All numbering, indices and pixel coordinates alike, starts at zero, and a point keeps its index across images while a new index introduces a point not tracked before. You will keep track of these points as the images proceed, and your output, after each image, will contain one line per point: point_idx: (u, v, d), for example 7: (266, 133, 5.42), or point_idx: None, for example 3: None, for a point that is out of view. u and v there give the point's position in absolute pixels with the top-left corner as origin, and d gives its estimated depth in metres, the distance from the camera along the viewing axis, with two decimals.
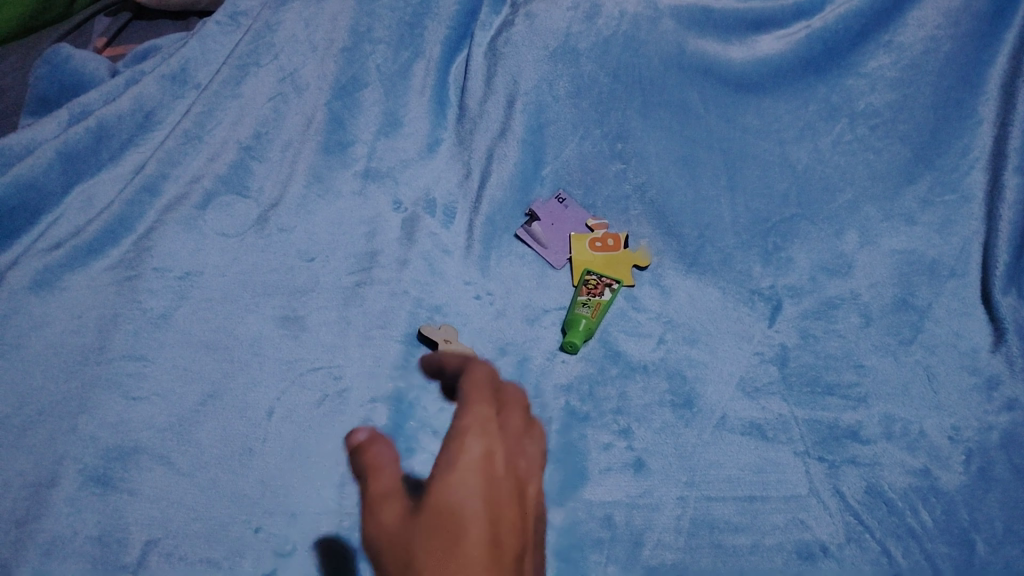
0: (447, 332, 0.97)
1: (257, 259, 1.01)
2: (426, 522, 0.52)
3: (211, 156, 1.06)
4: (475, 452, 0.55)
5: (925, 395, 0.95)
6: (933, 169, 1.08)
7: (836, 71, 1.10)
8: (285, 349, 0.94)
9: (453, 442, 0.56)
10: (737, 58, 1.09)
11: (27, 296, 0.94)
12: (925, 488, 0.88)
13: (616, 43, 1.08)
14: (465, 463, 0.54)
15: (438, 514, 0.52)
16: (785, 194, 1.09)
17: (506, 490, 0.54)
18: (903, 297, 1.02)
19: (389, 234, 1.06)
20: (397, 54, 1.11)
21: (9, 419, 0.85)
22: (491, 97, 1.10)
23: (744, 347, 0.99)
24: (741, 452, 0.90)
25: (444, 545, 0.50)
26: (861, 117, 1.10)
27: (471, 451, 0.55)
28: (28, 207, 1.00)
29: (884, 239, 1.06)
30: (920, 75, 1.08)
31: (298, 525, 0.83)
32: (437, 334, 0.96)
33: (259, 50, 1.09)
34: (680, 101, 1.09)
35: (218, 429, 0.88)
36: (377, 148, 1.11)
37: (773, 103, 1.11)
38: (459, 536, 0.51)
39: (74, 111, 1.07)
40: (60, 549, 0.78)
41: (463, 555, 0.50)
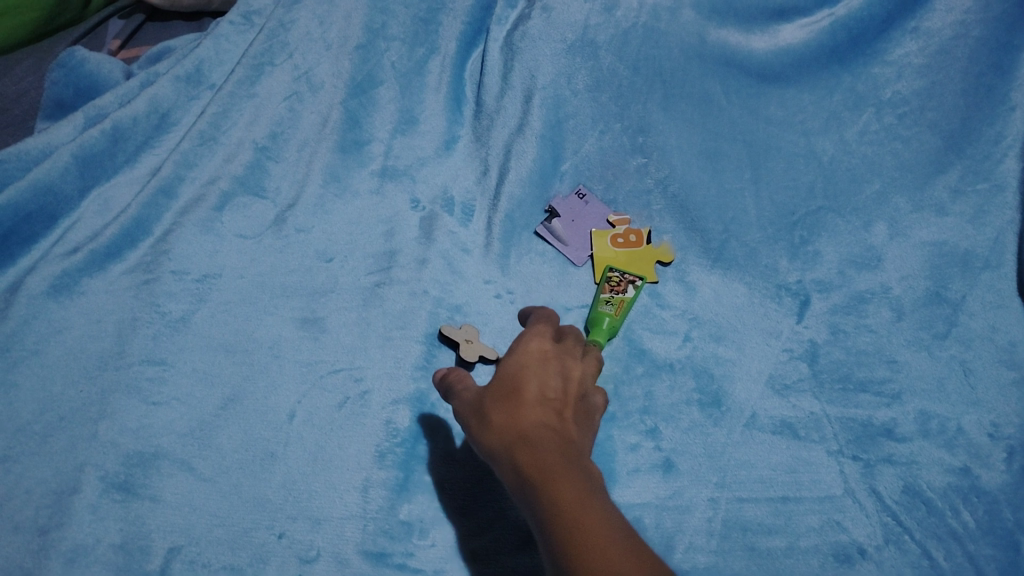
0: (468, 332, 0.94)
1: (274, 260, 1.00)
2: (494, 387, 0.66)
3: (227, 157, 1.05)
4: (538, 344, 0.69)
5: (961, 391, 0.92)
6: (964, 158, 1.05)
7: (861, 59, 1.08)
8: (305, 351, 0.93)
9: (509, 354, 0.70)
10: (759, 48, 1.09)
11: (46, 301, 0.93)
12: (966, 487, 0.86)
13: (636, 34, 1.08)
14: (529, 350, 0.69)
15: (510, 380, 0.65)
16: (811, 186, 1.06)
17: (563, 369, 0.67)
18: (935, 290, 0.99)
19: (407, 233, 1.04)
20: (412, 50, 1.10)
21: (30, 426, 0.84)
22: (509, 93, 1.09)
23: (772, 344, 0.96)
24: (773, 452, 0.89)
25: (510, 400, 0.63)
26: (887, 106, 1.07)
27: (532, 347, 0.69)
28: (46, 211, 0.99)
29: (915, 231, 1.03)
30: (949, 62, 1.06)
31: (323, 531, 0.82)
32: (458, 334, 0.94)
33: (273, 49, 1.09)
34: (702, 94, 1.08)
35: (238, 434, 0.87)
36: (394, 146, 1.09)
37: (797, 93, 1.09)
38: (525, 394, 0.63)
39: (90, 114, 1.06)
40: (84, 557, 0.77)
41: (529, 404, 0.63)
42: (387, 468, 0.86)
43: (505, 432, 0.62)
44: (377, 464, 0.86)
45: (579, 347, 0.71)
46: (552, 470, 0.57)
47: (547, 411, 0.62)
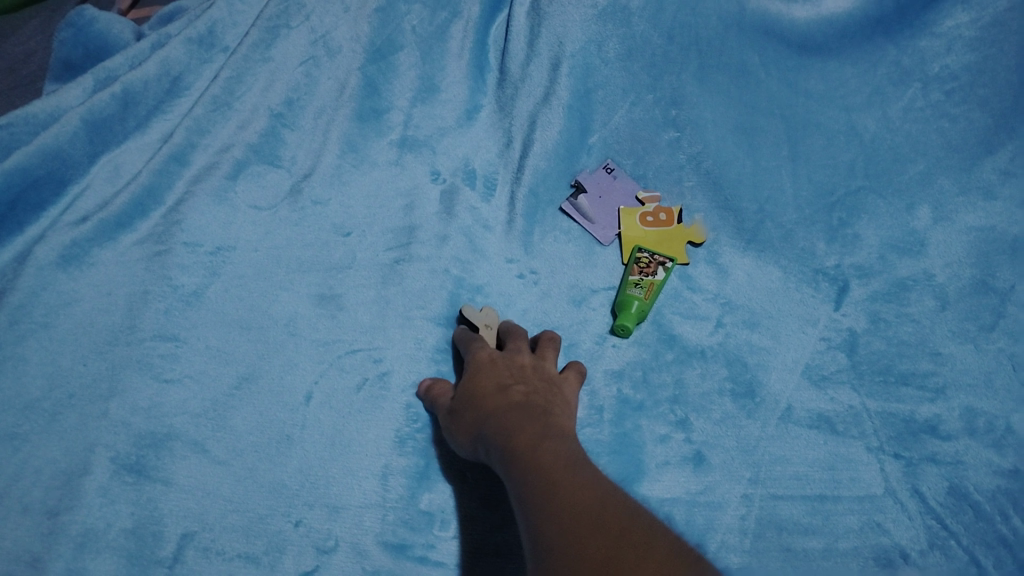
0: (488, 316, 0.90)
1: (290, 233, 0.96)
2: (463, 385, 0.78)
3: (241, 123, 1.00)
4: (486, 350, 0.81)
5: (1010, 387, 0.88)
6: (1016, 138, 1.00)
7: (908, 31, 1.02)
8: (322, 330, 0.90)
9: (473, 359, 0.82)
10: (800, 17, 1.02)
11: (55, 272, 0.89)
12: (1017, 491, 0.82)
13: (671, 0, 1.02)
14: (478, 360, 0.80)
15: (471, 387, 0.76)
16: (852, 165, 1.01)
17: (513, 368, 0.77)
18: (983, 279, 0.94)
19: (428, 207, 1.00)
20: (434, 14, 1.06)
21: (39, 403, 0.82)
22: (535, 60, 1.04)
23: (808, 331, 0.92)
24: (809, 447, 0.85)
25: (473, 391, 0.75)
26: (935, 81, 1.02)
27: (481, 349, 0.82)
28: (53, 177, 0.95)
29: (961, 215, 0.98)
30: (1004, 35, 1.00)
31: (341, 520, 0.79)
32: (477, 317, 0.89)
33: (289, 11, 1.04)
34: (740, 65, 1.02)
35: (254, 415, 0.84)
36: (414, 115, 1.04)
37: (839, 66, 1.03)
38: (480, 388, 0.75)
39: (99, 75, 1.01)
40: (94, 542, 0.75)
41: (490, 398, 0.73)
42: (407, 454, 0.83)
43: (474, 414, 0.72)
44: (396, 450, 0.83)
45: (526, 349, 0.82)
46: (506, 423, 0.67)
47: (504, 397, 0.72)
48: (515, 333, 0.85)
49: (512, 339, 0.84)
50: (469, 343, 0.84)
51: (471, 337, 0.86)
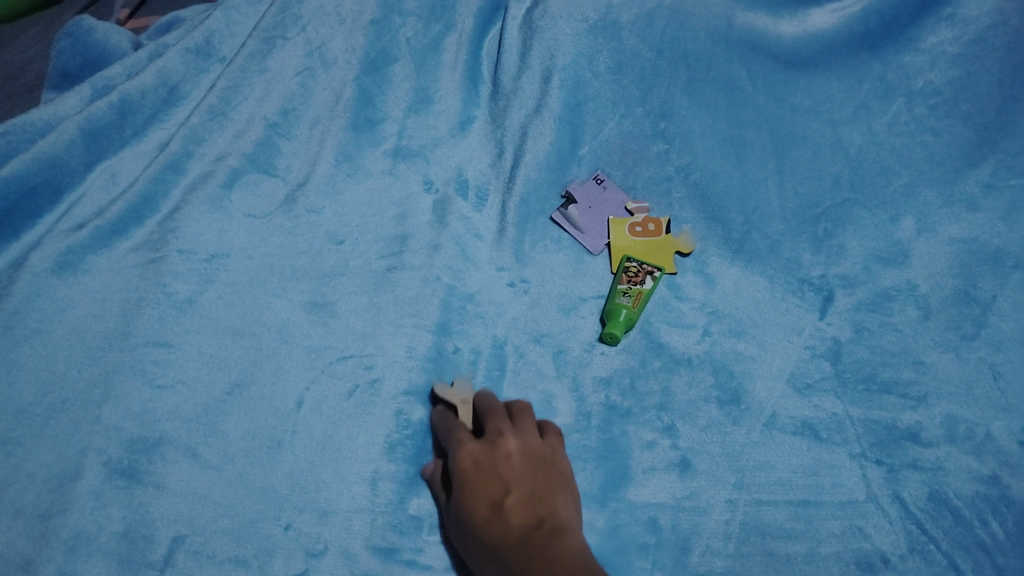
0: (465, 392, 0.88)
1: (284, 241, 0.97)
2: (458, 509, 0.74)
3: (236, 133, 1.02)
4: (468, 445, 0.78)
5: (990, 395, 0.89)
6: (998, 151, 1.01)
7: (893, 47, 1.05)
8: (314, 337, 0.91)
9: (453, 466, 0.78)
10: (787, 32, 1.05)
11: (50, 278, 0.91)
12: (994, 496, 0.84)
13: (660, 15, 1.05)
14: (463, 462, 0.77)
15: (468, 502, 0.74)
16: (837, 177, 1.03)
17: (498, 465, 0.76)
18: (965, 289, 0.96)
19: (420, 216, 1.01)
20: (428, 27, 1.08)
21: (33, 407, 0.83)
22: (527, 73, 1.06)
23: (794, 340, 0.94)
24: (793, 453, 0.86)
25: (475, 522, 0.72)
26: (919, 95, 1.04)
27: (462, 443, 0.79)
28: (50, 184, 0.97)
29: (944, 227, 1.00)
30: (986, 51, 1.03)
31: (330, 524, 0.80)
32: (454, 395, 0.87)
33: (285, 22, 1.06)
34: (727, 79, 1.04)
35: (245, 420, 0.85)
36: (407, 126, 1.06)
37: (824, 81, 1.05)
38: (481, 519, 0.72)
39: (97, 85, 1.03)
40: (86, 545, 0.76)
41: (485, 522, 0.72)
42: (396, 460, 0.84)
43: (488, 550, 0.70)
44: (386, 455, 0.84)
45: (506, 429, 0.80)
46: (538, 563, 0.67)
47: (503, 520, 0.71)
48: (491, 412, 0.83)
49: (490, 420, 0.82)
50: (448, 434, 0.82)
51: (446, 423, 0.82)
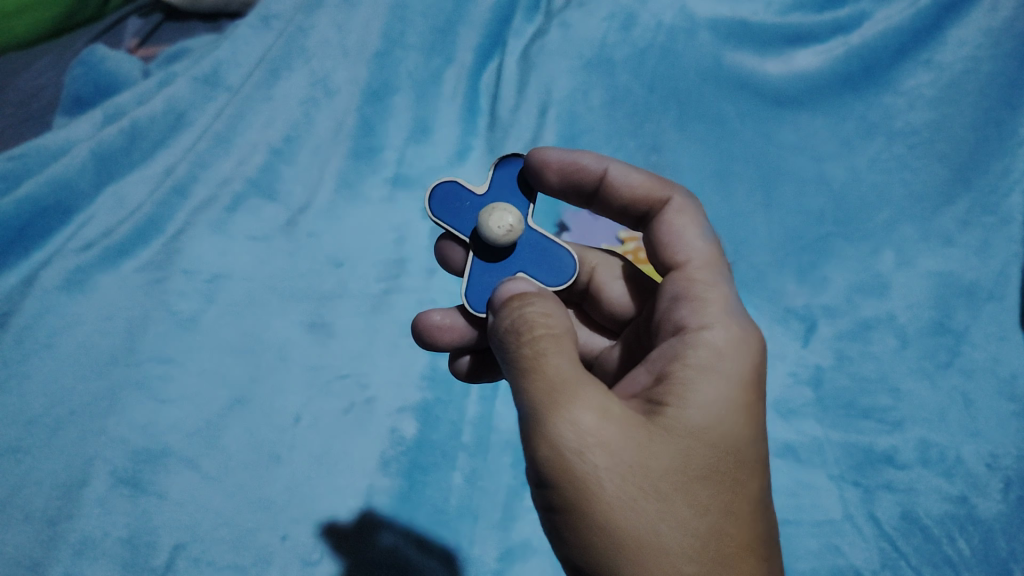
0: (453, 324, 0.71)
1: (284, 264, 1.01)
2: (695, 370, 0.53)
3: (241, 158, 1.06)
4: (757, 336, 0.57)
5: (962, 421, 0.92)
6: (971, 189, 1.06)
7: (874, 88, 1.12)
8: (313, 356, 0.94)
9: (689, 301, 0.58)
10: (774, 72, 1.12)
11: (59, 294, 0.94)
12: (962, 515, 0.86)
13: (652, 54, 1.11)
14: (745, 366, 0.55)
15: (734, 447, 0.52)
16: (821, 212, 1.07)
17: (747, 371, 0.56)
18: (939, 319, 0.99)
19: (418, 242, 1.06)
20: (429, 60, 1.11)
21: (40, 418, 0.85)
22: (524, 106, 1.12)
23: (779, 367, 0.97)
24: (776, 474, 0.89)
25: (726, 405, 0.52)
26: (898, 135, 1.09)
27: (751, 324, 0.57)
28: (61, 205, 1.00)
29: (921, 260, 1.04)
30: (960, 95, 1.08)
31: (326, 535, 0.82)
32: (447, 326, 0.71)
33: (290, 55, 1.07)
34: (716, 115, 1.11)
35: (245, 435, 0.87)
36: (407, 154, 1.12)
37: (809, 118, 1.12)
38: (726, 421, 0.52)
39: (107, 110, 1.06)
40: (92, 549, 0.78)
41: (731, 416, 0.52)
42: (390, 475, 0.87)
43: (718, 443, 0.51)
44: (380, 471, 0.87)
45: None
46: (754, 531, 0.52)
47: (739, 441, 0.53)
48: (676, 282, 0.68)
49: None
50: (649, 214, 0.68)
51: (721, 258, 0.63)
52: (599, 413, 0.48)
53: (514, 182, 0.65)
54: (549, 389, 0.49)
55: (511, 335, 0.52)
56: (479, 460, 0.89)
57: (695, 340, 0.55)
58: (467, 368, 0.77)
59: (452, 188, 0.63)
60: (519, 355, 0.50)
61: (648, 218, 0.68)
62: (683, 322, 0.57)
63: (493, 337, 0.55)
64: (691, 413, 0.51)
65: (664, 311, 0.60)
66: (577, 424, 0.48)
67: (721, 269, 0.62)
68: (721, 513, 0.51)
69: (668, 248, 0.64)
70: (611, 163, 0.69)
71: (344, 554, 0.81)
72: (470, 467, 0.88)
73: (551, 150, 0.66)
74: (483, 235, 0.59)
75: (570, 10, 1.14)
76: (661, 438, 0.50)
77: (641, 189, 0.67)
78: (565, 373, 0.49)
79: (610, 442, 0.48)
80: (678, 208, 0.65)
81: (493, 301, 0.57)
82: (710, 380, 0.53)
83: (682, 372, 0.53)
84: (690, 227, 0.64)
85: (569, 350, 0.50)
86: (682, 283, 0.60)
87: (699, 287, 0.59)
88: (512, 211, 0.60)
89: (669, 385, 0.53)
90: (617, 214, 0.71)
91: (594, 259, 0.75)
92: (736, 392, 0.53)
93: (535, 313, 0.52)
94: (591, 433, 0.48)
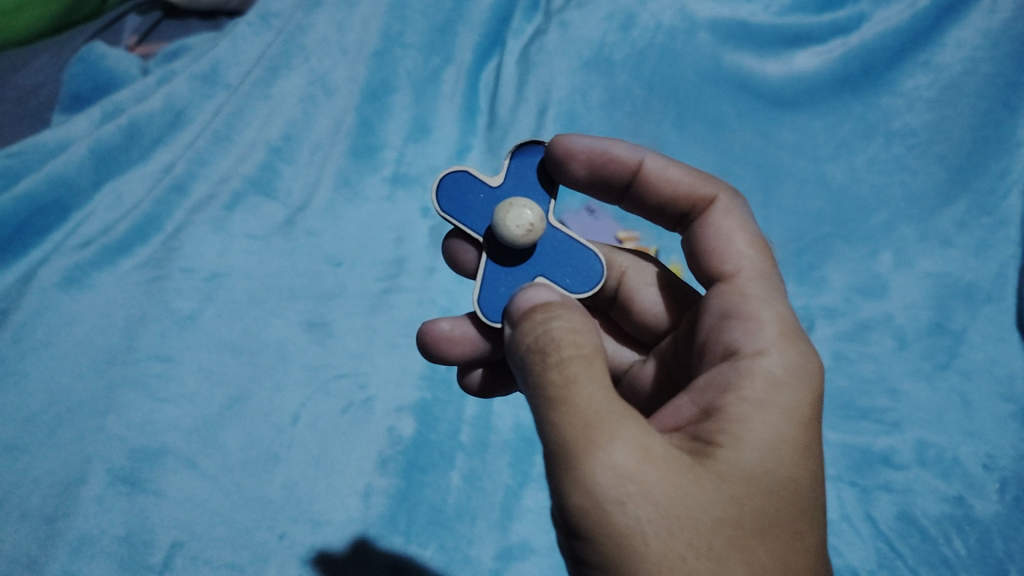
0: (460, 333, 0.70)
1: (283, 263, 1.00)
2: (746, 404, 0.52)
3: (240, 157, 1.06)
4: (813, 365, 0.55)
5: (959, 422, 0.92)
6: (969, 191, 1.06)
7: (872, 89, 1.12)
8: (311, 355, 0.94)
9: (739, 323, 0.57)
10: (772, 73, 1.13)
11: (58, 292, 0.94)
12: (959, 516, 0.86)
13: (652, 54, 1.12)
14: (798, 400, 0.53)
15: (787, 489, 0.51)
16: (820, 212, 1.07)
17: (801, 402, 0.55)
18: (938, 320, 0.99)
19: (417, 241, 1.05)
20: (428, 59, 1.12)
21: (39, 416, 0.85)
22: (524, 105, 1.11)
23: None
24: None
25: (777, 444, 0.51)
26: (897, 136, 1.10)
27: (808, 350, 0.56)
28: (60, 203, 1.00)
29: (921, 261, 1.04)
30: (959, 96, 1.09)
31: (324, 533, 0.83)
32: (455, 337, 0.70)
33: (289, 52, 1.08)
34: (715, 115, 1.12)
35: (243, 434, 0.87)
36: (406, 153, 1.10)
37: (808, 119, 1.12)
38: (779, 460, 0.51)
39: (106, 107, 1.05)
40: (89, 547, 0.78)
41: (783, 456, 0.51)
42: (388, 474, 0.87)
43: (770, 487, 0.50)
44: (379, 470, 0.87)
45: None
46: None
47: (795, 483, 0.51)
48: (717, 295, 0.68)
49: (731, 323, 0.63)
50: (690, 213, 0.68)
51: (775, 274, 0.62)
52: (641, 453, 0.46)
53: (534, 174, 0.64)
54: (582, 429, 0.46)
55: (534, 354, 0.49)
56: (477, 459, 0.89)
57: (749, 369, 0.54)
58: (480, 381, 0.76)
59: (463, 179, 0.62)
60: (546, 382, 0.47)
61: (690, 216, 0.68)
62: (733, 348, 0.56)
63: (510, 351, 0.52)
64: (743, 452, 0.50)
65: (712, 331, 0.59)
66: (616, 465, 0.45)
67: (774, 287, 0.60)
68: (776, 566, 0.48)
69: (716, 258, 0.63)
70: (647, 154, 0.69)
71: (341, 552, 0.82)
72: (469, 467, 0.88)
73: (578, 136, 0.65)
74: (499, 234, 0.58)
75: (569, 10, 1.14)
76: (711, 480, 0.48)
77: (684, 184, 0.68)
78: (601, 407, 0.46)
79: (653, 486, 0.46)
80: (725, 208, 0.65)
81: (513, 309, 0.54)
82: (762, 414, 0.52)
83: (734, 406, 0.52)
84: (737, 224, 0.64)
85: (600, 381, 0.47)
86: (731, 300, 0.59)
87: (749, 308, 0.58)
88: (531, 208, 0.59)
89: (721, 422, 0.51)
90: (651, 209, 0.71)
91: (623, 262, 0.75)
92: (790, 428, 0.52)
93: (563, 330, 0.49)
94: (632, 475, 0.45)
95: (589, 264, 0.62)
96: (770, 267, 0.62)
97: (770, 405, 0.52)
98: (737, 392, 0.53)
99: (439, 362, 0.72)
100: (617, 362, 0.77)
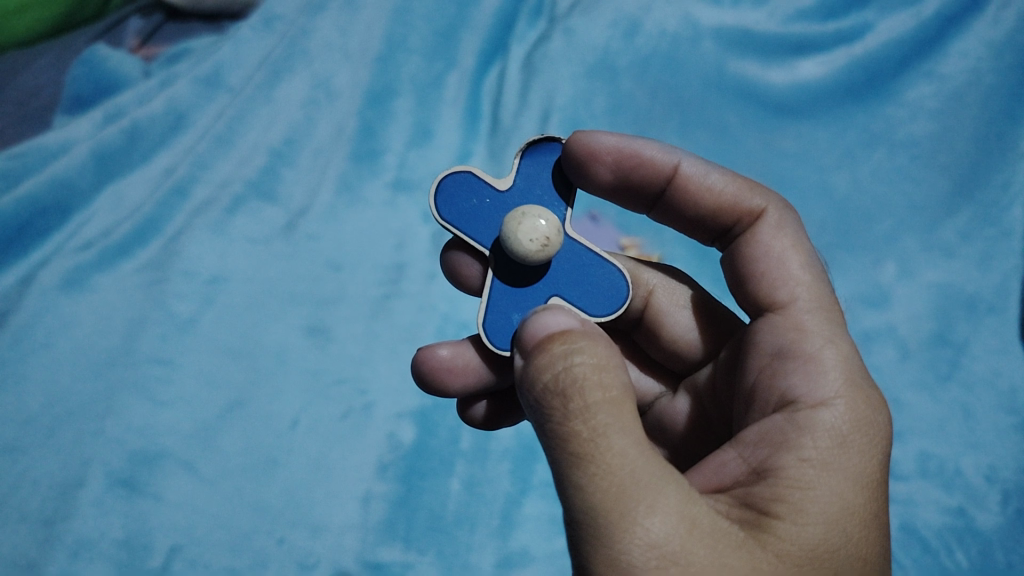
0: (463, 364, 0.70)
1: (283, 266, 0.99)
2: (807, 464, 0.51)
3: (241, 161, 1.05)
4: (881, 417, 0.54)
5: (960, 433, 0.93)
6: (973, 202, 1.07)
7: (876, 100, 1.12)
8: (311, 359, 0.93)
9: (797, 363, 0.56)
10: (777, 82, 1.13)
11: (58, 295, 0.94)
12: (960, 528, 0.87)
13: (655, 62, 1.12)
14: (861, 461, 0.52)
15: (846, 566, 0.50)
16: (823, 222, 1.07)
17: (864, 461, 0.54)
18: (941, 332, 0.99)
19: (417, 245, 1.04)
20: (431, 64, 1.12)
21: (38, 418, 0.86)
22: (527, 110, 1.10)
23: None
24: None
25: (841, 513, 0.50)
26: (901, 146, 1.10)
27: (877, 400, 0.55)
28: (61, 206, 1.00)
29: (923, 271, 1.03)
30: (962, 107, 1.10)
31: (322, 539, 0.83)
32: (456, 369, 0.69)
33: (293, 57, 1.08)
34: (718, 122, 1.11)
35: (242, 438, 0.87)
36: (408, 158, 1.09)
37: (812, 128, 1.12)
38: (842, 529, 0.50)
39: (108, 109, 1.05)
40: (87, 551, 0.80)
41: (848, 525, 0.50)
42: (387, 480, 0.87)
43: (831, 560, 0.49)
44: (378, 476, 0.87)
45: None
46: None
47: (859, 556, 0.50)
48: None
49: None
50: (735, 227, 0.66)
51: (836, 304, 0.60)
52: (684, 527, 0.46)
53: (547, 175, 0.63)
54: (617, 500, 0.45)
55: (554, 396, 0.48)
56: (477, 466, 0.89)
57: (810, 423, 0.53)
58: (484, 415, 0.75)
59: (466, 181, 0.62)
60: (573, 434, 0.47)
61: (733, 229, 0.66)
62: (790, 396, 0.55)
63: (523, 389, 0.51)
64: (799, 526, 0.49)
65: (763, 372, 0.58)
66: (655, 541, 0.45)
67: (834, 319, 0.59)
68: None
69: (765, 283, 0.62)
70: (683, 158, 0.67)
71: (340, 558, 0.83)
72: (469, 473, 0.88)
73: (602, 132, 0.65)
74: (508, 246, 0.58)
75: (573, 16, 1.14)
76: (764, 559, 0.47)
77: (730, 190, 0.66)
78: (636, 469, 0.46)
79: (699, 565, 0.45)
80: (774, 223, 0.64)
81: (526, 340, 0.53)
82: (820, 478, 0.51)
83: (792, 469, 0.51)
84: (790, 244, 0.63)
85: (636, 437, 0.47)
86: (785, 338, 0.58)
87: (809, 347, 0.56)
88: (538, 215, 0.58)
89: (782, 487, 0.50)
90: (689, 218, 0.70)
91: (650, 280, 0.73)
92: (851, 494, 0.51)
93: (586, 368, 0.48)
94: (675, 555, 0.45)
95: (606, 283, 0.62)
96: (827, 293, 0.61)
97: (832, 466, 0.51)
98: (796, 452, 0.52)
99: (440, 394, 0.71)
100: (641, 392, 0.76)
